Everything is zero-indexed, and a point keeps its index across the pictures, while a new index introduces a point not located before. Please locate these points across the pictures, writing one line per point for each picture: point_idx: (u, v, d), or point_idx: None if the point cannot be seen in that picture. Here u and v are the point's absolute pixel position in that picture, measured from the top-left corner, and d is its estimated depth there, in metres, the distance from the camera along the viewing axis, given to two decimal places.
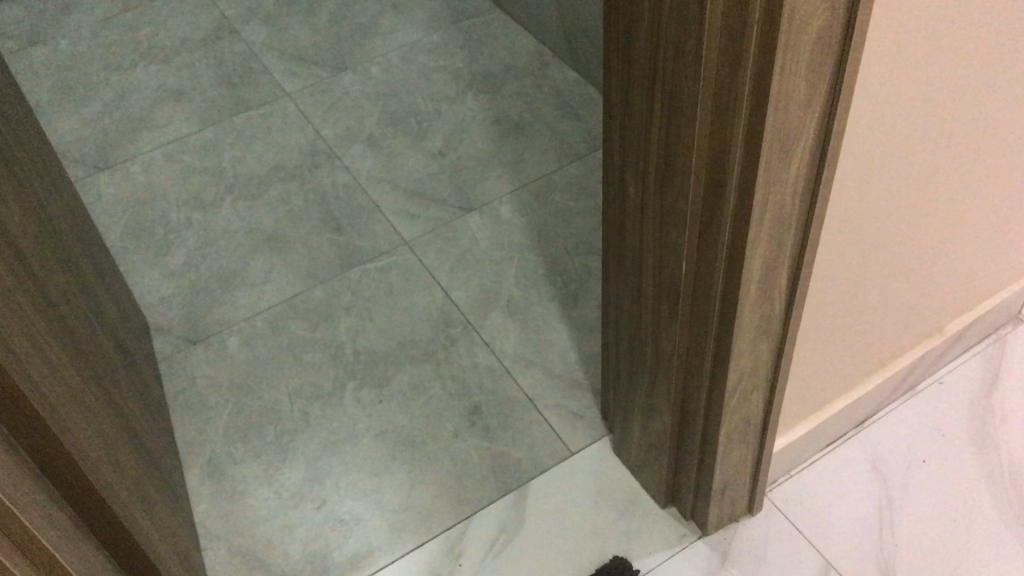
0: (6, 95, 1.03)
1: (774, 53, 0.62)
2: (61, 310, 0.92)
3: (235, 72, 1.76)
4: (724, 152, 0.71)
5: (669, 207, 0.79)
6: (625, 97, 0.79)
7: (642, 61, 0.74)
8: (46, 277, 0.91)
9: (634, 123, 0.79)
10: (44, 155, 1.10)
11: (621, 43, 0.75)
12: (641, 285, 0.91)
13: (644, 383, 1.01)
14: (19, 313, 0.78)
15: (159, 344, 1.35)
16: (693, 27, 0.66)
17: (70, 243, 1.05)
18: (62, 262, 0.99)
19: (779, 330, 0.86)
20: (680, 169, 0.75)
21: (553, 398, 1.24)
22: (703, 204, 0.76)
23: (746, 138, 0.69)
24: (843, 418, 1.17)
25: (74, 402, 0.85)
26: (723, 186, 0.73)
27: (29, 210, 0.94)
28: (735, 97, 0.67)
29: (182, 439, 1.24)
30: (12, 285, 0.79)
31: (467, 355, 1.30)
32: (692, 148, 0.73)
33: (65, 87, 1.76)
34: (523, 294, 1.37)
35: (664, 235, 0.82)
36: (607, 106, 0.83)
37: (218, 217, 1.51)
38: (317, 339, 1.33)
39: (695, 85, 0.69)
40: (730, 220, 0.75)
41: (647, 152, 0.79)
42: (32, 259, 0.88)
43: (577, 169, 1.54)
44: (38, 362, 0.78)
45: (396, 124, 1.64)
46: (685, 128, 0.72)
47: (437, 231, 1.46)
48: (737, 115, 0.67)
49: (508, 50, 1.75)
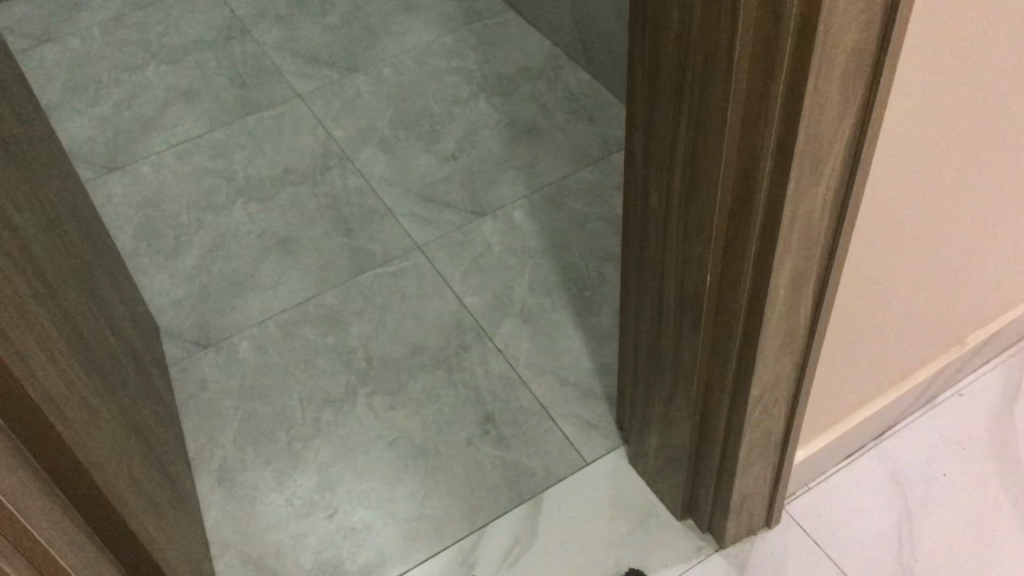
0: (19, 99, 1.02)
1: (808, 67, 0.61)
2: (74, 317, 0.91)
3: (246, 73, 1.75)
4: (753, 166, 0.69)
5: (694, 219, 0.78)
6: (650, 108, 0.77)
7: (669, 72, 0.72)
8: (57, 283, 0.89)
9: (659, 134, 0.78)
10: (56, 159, 1.09)
11: (647, 52, 0.74)
12: (662, 296, 0.90)
13: (662, 394, 1.00)
14: (31, 320, 0.77)
15: (170, 348, 1.34)
16: (724, 39, 0.64)
17: (82, 248, 1.04)
18: (75, 268, 0.98)
19: (803, 343, 0.85)
20: (707, 182, 0.74)
21: (567, 407, 1.23)
22: (730, 217, 0.75)
23: (777, 151, 0.67)
24: (862, 430, 1.15)
25: (86, 410, 0.84)
26: (751, 199, 0.71)
27: (41, 213, 0.92)
28: (766, 111, 0.65)
29: (193, 445, 1.23)
30: (26, 293, 0.78)
31: (480, 362, 1.28)
32: (721, 161, 0.71)
33: (75, 87, 1.75)
34: (537, 301, 1.35)
35: (688, 247, 0.81)
36: (631, 116, 0.82)
37: (229, 220, 1.50)
38: (329, 344, 1.32)
39: (725, 97, 0.67)
40: (757, 234, 0.73)
41: (672, 163, 0.77)
42: (44, 265, 0.87)
43: (591, 174, 1.52)
44: (50, 370, 0.77)
45: (408, 127, 1.63)
46: (713, 140, 0.71)
47: (450, 235, 1.45)
48: (768, 128, 0.66)
49: (522, 52, 1.74)
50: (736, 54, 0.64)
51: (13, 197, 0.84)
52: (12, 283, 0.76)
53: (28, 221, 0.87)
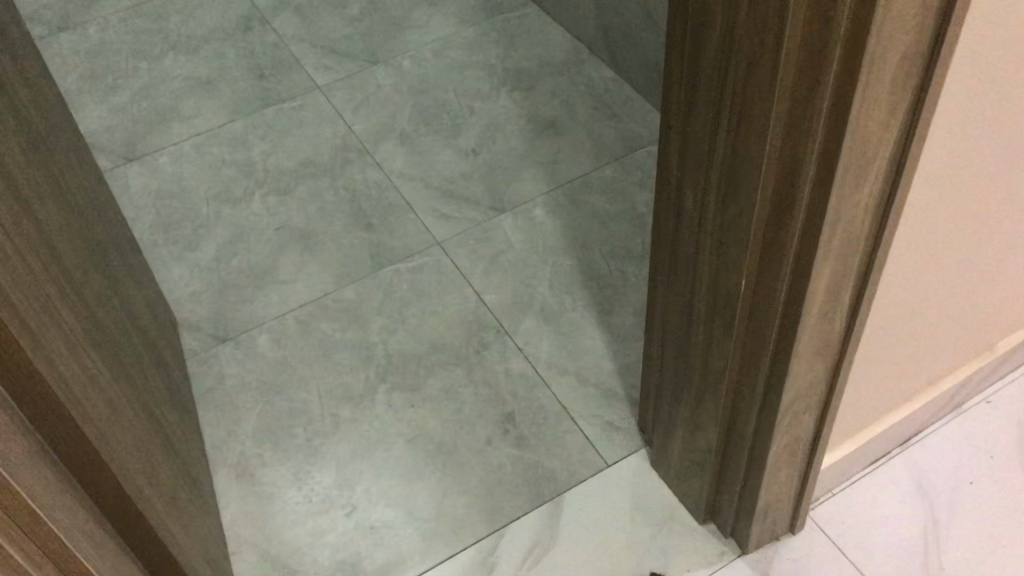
0: (43, 93, 1.00)
1: (859, 71, 0.59)
2: (96, 313, 0.90)
3: (266, 64, 1.74)
4: (796, 169, 0.68)
5: (731, 223, 0.77)
6: (688, 108, 0.76)
7: (710, 72, 0.71)
8: (81, 280, 0.88)
9: (696, 136, 0.76)
10: (79, 154, 1.08)
11: (688, 52, 0.73)
12: (693, 299, 0.88)
13: (689, 398, 0.98)
14: (55, 318, 0.76)
15: (188, 341, 1.33)
16: (771, 39, 0.63)
17: (104, 243, 1.03)
18: (98, 263, 0.97)
19: (837, 350, 0.83)
20: (746, 185, 0.72)
21: (588, 407, 1.21)
22: (768, 221, 0.73)
23: (821, 155, 0.66)
24: (888, 436, 1.13)
25: (109, 408, 0.82)
26: (791, 203, 0.70)
27: (65, 208, 0.91)
28: (811, 114, 0.64)
29: (210, 440, 1.22)
30: (51, 291, 0.77)
31: (500, 360, 1.27)
32: (762, 164, 0.70)
33: (93, 76, 1.74)
34: (558, 299, 1.34)
35: (723, 251, 0.80)
36: (667, 116, 0.80)
37: (248, 212, 1.49)
38: (348, 340, 1.31)
39: (770, 99, 0.66)
40: (797, 240, 0.72)
41: (710, 165, 0.76)
42: (68, 260, 0.85)
43: (614, 170, 1.51)
44: (73, 368, 0.76)
45: (429, 121, 1.61)
46: (755, 143, 0.69)
47: (470, 231, 1.44)
48: (813, 132, 0.64)
49: (543, 47, 1.72)
50: (782, 55, 0.62)
51: (37, 191, 0.83)
52: (37, 279, 0.75)
53: (52, 215, 0.86)
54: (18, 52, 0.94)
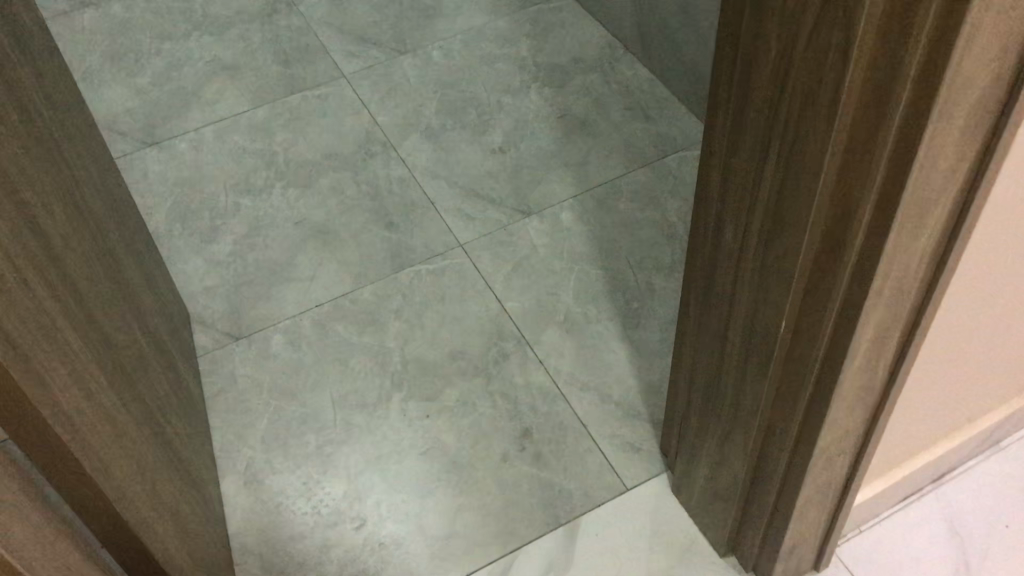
0: (66, 92, 0.95)
1: (926, 119, 0.54)
2: (110, 334, 0.85)
3: (291, 49, 1.69)
4: (848, 214, 0.63)
5: (774, 261, 0.72)
6: (734, 138, 0.71)
7: (761, 101, 0.66)
8: (94, 297, 0.83)
9: (741, 167, 0.71)
10: (99, 154, 1.03)
11: (738, 78, 0.68)
12: (727, 333, 0.84)
13: (716, 431, 0.94)
14: (64, 347, 0.71)
15: (200, 337, 1.29)
16: (832, 72, 0.57)
17: (120, 251, 0.98)
18: (112, 274, 0.92)
19: (879, 397, 0.78)
20: (794, 222, 0.67)
21: (609, 426, 1.17)
22: (815, 263, 0.68)
23: (878, 202, 0.60)
24: (922, 474, 1.08)
25: (118, 433, 0.78)
26: (843, 247, 0.65)
27: (82, 211, 0.87)
28: (870, 160, 0.59)
29: (219, 443, 1.19)
30: (61, 319, 0.72)
31: (520, 372, 1.23)
32: (813, 204, 0.65)
33: (116, 55, 1.70)
34: (582, 310, 1.29)
35: (763, 288, 0.75)
36: (710, 142, 0.75)
37: (268, 205, 1.45)
38: (364, 343, 1.27)
39: (826, 136, 0.60)
40: (844, 287, 0.67)
41: (755, 199, 0.71)
42: (81, 280, 0.80)
43: (645, 176, 1.46)
44: (79, 398, 0.71)
45: (456, 116, 1.56)
46: (807, 180, 0.64)
47: (493, 234, 1.39)
48: (871, 177, 0.59)
49: (576, 42, 1.66)
50: (843, 90, 0.57)
51: (51, 203, 0.78)
52: (43, 292, 0.70)
53: (68, 221, 0.82)
54: (38, 50, 0.89)
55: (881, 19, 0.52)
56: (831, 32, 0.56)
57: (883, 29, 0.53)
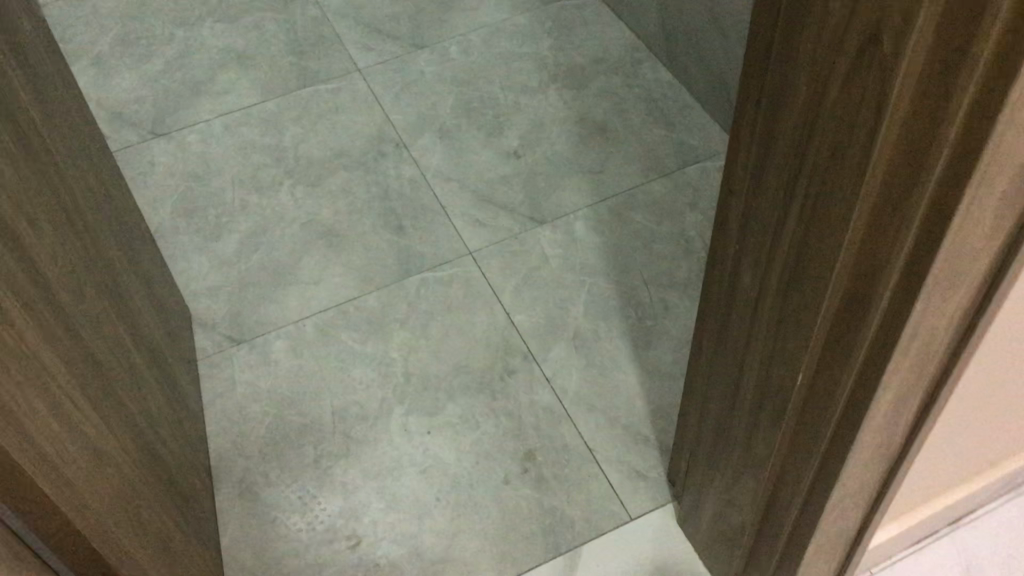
0: (64, 96, 0.91)
1: (963, 189, 0.50)
2: (98, 356, 0.81)
3: (306, 40, 1.65)
4: (872, 277, 0.59)
5: (793, 315, 0.68)
6: (755, 182, 0.67)
7: (785, 151, 0.61)
8: (82, 318, 0.79)
9: (761, 213, 0.67)
10: (100, 159, 0.99)
11: (762, 123, 0.63)
12: (741, 376, 0.80)
13: (725, 472, 0.90)
14: (46, 380, 0.67)
15: (201, 340, 1.26)
16: (861, 130, 0.53)
17: (116, 261, 0.95)
18: (107, 287, 0.89)
19: (897, 454, 0.74)
20: (815, 279, 0.63)
21: (615, 450, 1.13)
22: (834, 323, 0.64)
23: (906, 269, 0.56)
24: (939, 516, 1.04)
25: (102, 462, 0.75)
26: (864, 310, 0.61)
27: (75, 224, 0.83)
28: (899, 225, 0.55)
29: (215, 451, 1.16)
30: (44, 350, 0.68)
31: (526, 390, 1.19)
32: (835, 264, 0.61)
33: (128, 40, 1.67)
34: (592, 326, 1.25)
35: (779, 341, 0.71)
36: (730, 182, 0.71)
37: (275, 204, 1.42)
38: (367, 352, 1.24)
39: (853, 196, 0.56)
40: (865, 349, 0.63)
41: (774, 250, 0.67)
42: (68, 302, 0.76)
43: (663, 186, 1.41)
44: (62, 434, 0.68)
45: (471, 116, 1.52)
46: (829, 238, 0.60)
47: (504, 243, 1.36)
48: (899, 243, 0.55)
49: (598, 41, 1.62)
50: (872, 151, 0.53)
51: (38, 222, 0.74)
52: (30, 326, 0.66)
53: (57, 238, 0.77)
54: (33, 53, 0.84)
55: (919, 81, 0.48)
56: (864, 87, 0.52)
57: (919, 92, 0.48)
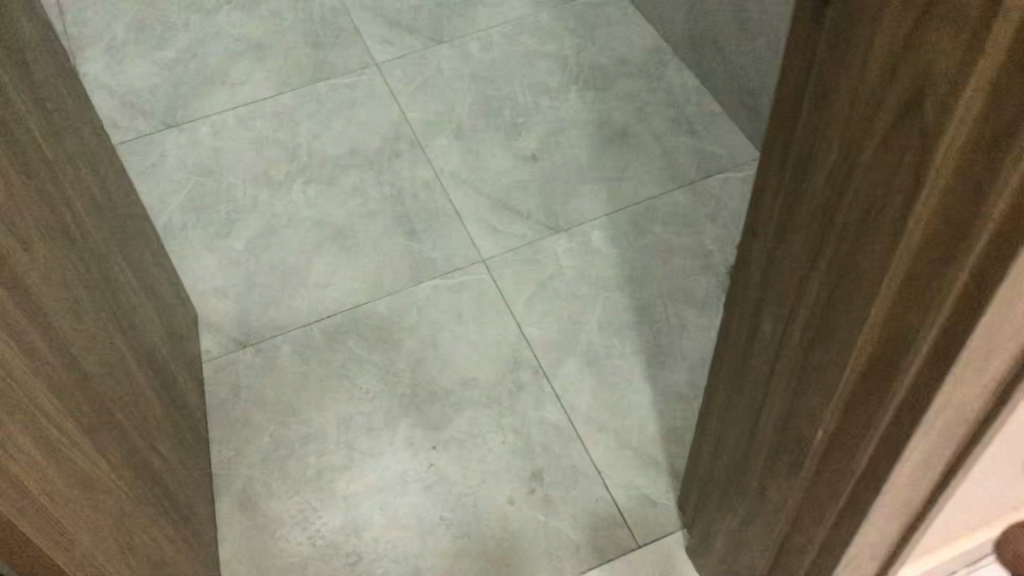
0: (69, 102, 0.88)
1: (1004, 273, 0.46)
2: (95, 379, 0.78)
3: (322, 31, 1.61)
4: (901, 347, 0.55)
5: (815, 371, 0.64)
6: (779, 230, 0.64)
7: (812, 204, 0.58)
8: (78, 341, 0.76)
9: (784, 262, 0.64)
10: (106, 166, 0.96)
11: (789, 172, 0.60)
12: (757, 421, 0.77)
13: (737, 512, 0.87)
14: (37, 415, 0.64)
15: (205, 342, 1.24)
16: (895, 193, 0.50)
17: (118, 274, 0.92)
18: (107, 303, 0.86)
19: (916, 516, 0.71)
20: (840, 338, 0.60)
21: (624, 473, 1.11)
22: (858, 384, 0.61)
23: (936, 343, 0.53)
24: (957, 559, 1.01)
25: (96, 494, 0.72)
26: (889, 378, 0.57)
27: (75, 241, 0.80)
28: (932, 299, 0.51)
29: (217, 459, 1.14)
30: (37, 384, 0.65)
31: (535, 406, 1.16)
32: (862, 325, 0.57)
33: (143, 26, 1.63)
34: (605, 342, 1.22)
35: (801, 394, 0.68)
36: (752, 225, 0.68)
37: (286, 202, 1.39)
38: (374, 361, 1.21)
39: (884, 260, 0.53)
40: (890, 416, 0.60)
41: (797, 303, 0.64)
42: (63, 326, 0.73)
43: (684, 197, 1.37)
44: (52, 470, 0.65)
45: (489, 116, 1.48)
46: (858, 299, 0.57)
47: (519, 251, 1.32)
48: (931, 317, 0.52)
49: (622, 42, 1.57)
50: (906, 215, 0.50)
51: (34, 244, 0.71)
52: (19, 356, 0.63)
53: (53, 256, 0.75)
54: (36, 59, 0.81)
55: (957, 148, 0.45)
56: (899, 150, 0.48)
57: (963, 168, 0.45)
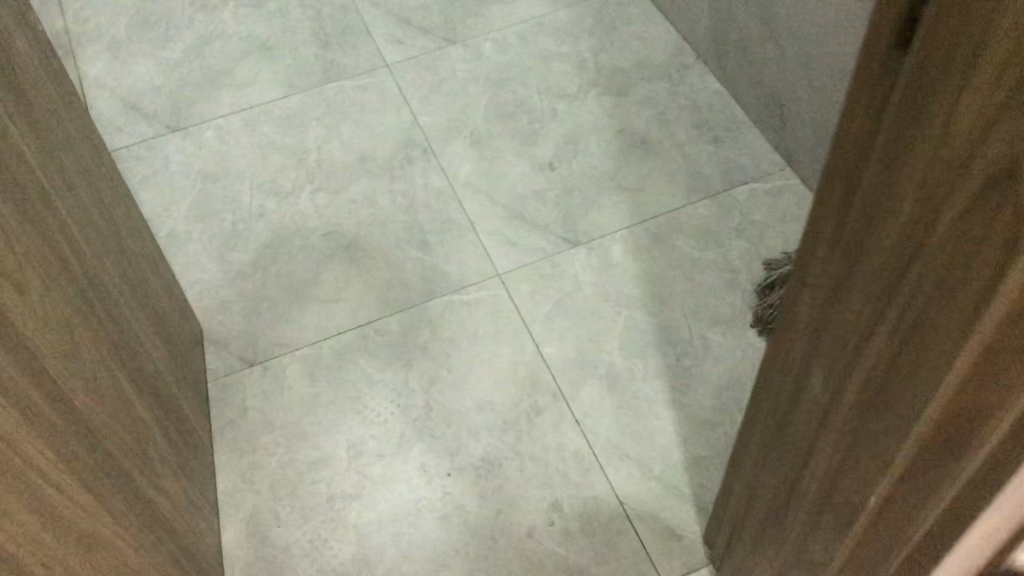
0: (68, 125, 0.83)
1: None
2: (96, 428, 0.73)
3: (331, 29, 1.56)
4: (968, 430, 0.50)
5: (863, 435, 0.60)
6: (836, 283, 0.58)
7: (868, 267, 0.54)
8: (79, 389, 0.71)
9: (840, 318, 0.59)
10: (107, 187, 0.91)
11: (847, 229, 0.55)
12: (801, 473, 0.72)
13: (773, 561, 0.82)
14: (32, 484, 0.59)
15: (211, 360, 1.19)
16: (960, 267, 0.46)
17: (121, 303, 0.87)
18: (111, 338, 0.81)
19: None
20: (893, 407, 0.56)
21: (647, 504, 1.06)
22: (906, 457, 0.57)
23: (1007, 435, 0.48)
24: None
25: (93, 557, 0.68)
26: (951, 461, 0.52)
27: (76, 277, 0.75)
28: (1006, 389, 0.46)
29: (223, 485, 1.10)
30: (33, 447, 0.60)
31: (554, 431, 1.12)
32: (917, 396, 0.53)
33: (146, 24, 1.58)
34: (627, 364, 1.18)
35: (846, 456, 0.64)
36: (804, 272, 0.63)
37: (295, 211, 1.34)
38: (386, 381, 1.17)
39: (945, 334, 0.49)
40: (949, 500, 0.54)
41: (847, 364, 0.60)
42: (62, 375, 0.69)
43: (707, 210, 1.33)
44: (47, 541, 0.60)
45: (504, 121, 1.43)
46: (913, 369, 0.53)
47: (536, 265, 1.28)
48: (1004, 408, 0.46)
49: (642, 44, 1.52)
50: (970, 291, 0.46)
51: (31, 290, 0.66)
52: (14, 430, 0.58)
53: (49, 300, 0.69)
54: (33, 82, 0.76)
55: (1022, 229, 0.41)
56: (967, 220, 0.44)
57: None
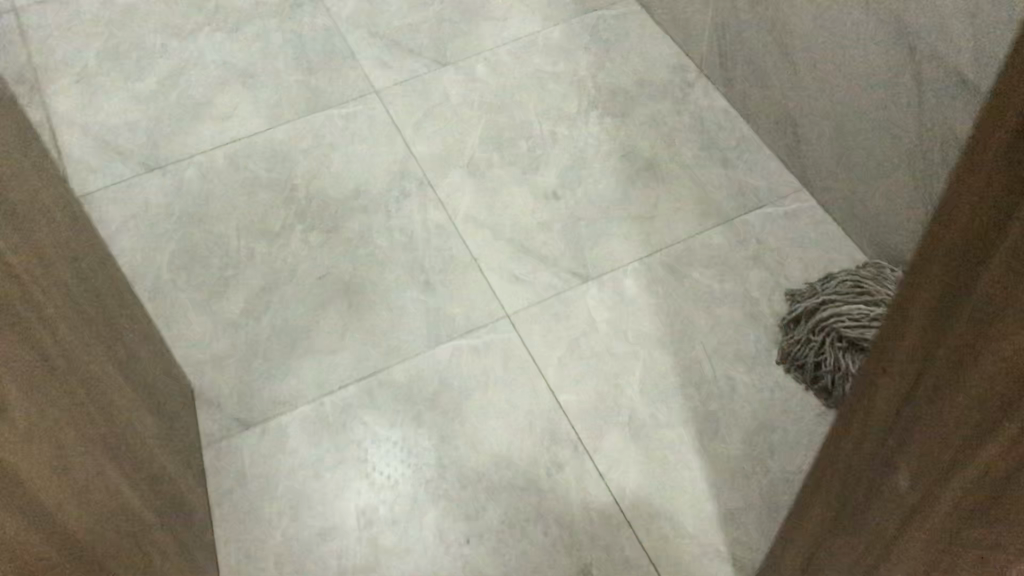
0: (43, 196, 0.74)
1: None
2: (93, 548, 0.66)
3: (313, 53, 1.47)
4: None
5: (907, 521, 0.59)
6: (929, 393, 0.52)
7: (907, 351, 0.53)
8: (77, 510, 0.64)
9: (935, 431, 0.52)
10: (79, 257, 0.82)
11: (945, 340, 0.49)
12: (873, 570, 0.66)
13: None
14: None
15: (205, 423, 1.11)
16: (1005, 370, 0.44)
17: (107, 388, 0.79)
18: (102, 435, 0.74)
19: None
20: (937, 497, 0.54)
21: (682, 565, 1.00)
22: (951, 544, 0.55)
23: None
24: None
25: None
26: None
27: (66, 378, 0.68)
28: None
29: (226, 562, 1.02)
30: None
31: (577, 488, 1.05)
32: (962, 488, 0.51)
33: (115, 53, 1.48)
34: (650, 409, 1.11)
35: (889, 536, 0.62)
36: (882, 371, 0.56)
37: (286, 253, 1.26)
38: (395, 438, 1.09)
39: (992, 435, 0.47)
40: None
41: (889, 443, 0.58)
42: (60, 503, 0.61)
43: (722, 237, 1.26)
44: None
45: (503, 148, 1.36)
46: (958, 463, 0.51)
47: (546, 303, 1.21)
48: None
49: (643, 60, 1.45)
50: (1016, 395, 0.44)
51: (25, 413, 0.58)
52: None
53: (43, 405, 0.62)
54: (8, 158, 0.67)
55: None
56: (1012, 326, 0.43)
57: None
